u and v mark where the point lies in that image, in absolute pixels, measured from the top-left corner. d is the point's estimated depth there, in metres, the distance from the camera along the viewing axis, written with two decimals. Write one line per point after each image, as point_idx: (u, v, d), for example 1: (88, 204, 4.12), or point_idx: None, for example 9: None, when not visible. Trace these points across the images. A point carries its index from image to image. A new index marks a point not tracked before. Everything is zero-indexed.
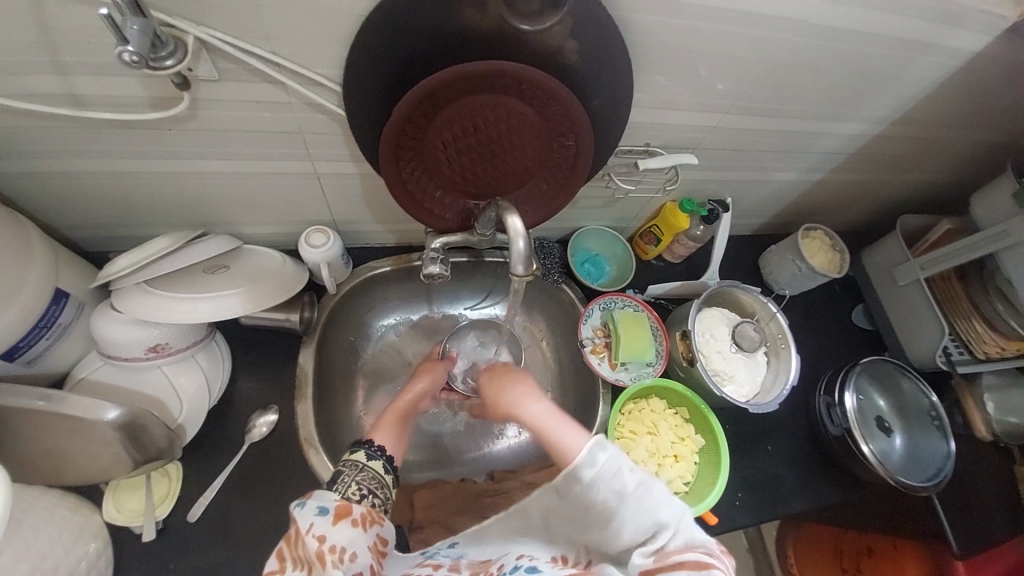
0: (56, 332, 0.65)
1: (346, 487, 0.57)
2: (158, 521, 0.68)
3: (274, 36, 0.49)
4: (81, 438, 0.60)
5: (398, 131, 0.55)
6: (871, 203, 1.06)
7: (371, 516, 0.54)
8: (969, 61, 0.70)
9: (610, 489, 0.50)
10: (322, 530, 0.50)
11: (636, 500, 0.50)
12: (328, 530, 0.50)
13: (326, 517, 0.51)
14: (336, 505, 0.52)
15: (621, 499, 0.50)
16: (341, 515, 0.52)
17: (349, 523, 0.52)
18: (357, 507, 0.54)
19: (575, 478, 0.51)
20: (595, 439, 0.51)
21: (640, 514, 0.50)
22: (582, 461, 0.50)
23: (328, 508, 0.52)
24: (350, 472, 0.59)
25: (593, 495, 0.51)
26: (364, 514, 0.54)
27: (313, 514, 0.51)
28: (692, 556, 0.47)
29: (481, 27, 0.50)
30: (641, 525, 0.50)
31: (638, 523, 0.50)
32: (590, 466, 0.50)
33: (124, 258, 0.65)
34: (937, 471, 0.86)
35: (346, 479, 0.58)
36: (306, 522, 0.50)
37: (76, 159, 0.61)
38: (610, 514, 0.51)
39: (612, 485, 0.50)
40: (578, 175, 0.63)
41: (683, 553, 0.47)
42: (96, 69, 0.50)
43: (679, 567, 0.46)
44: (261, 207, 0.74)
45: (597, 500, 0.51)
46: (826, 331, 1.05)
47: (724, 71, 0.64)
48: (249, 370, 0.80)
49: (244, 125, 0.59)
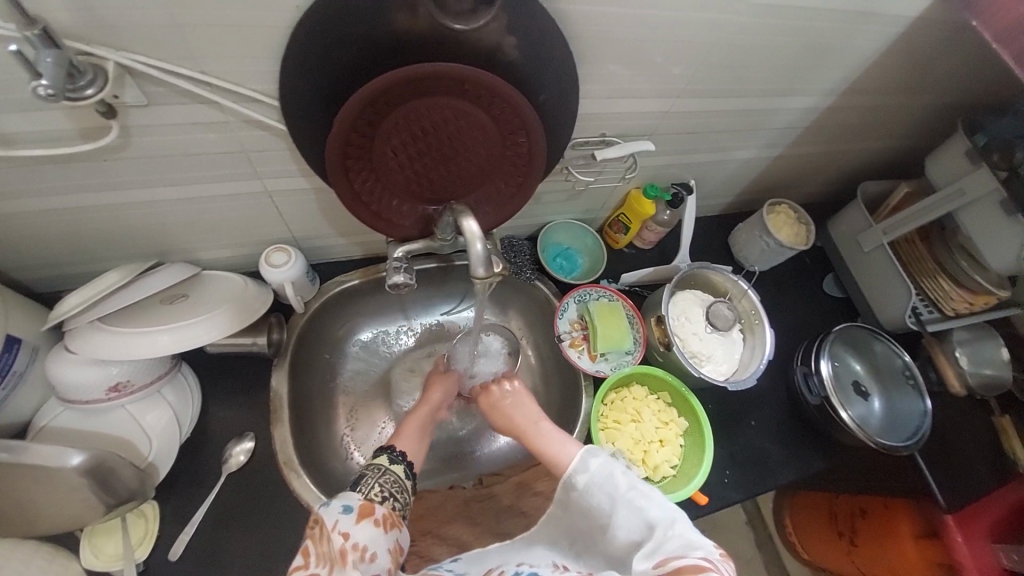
0: (11, 380, 0.62)
1: (370, 487, 0.58)
2: (138, 563, 0.66)
3: (202, 56, 0.47)
4: (45, 488, 0.58)
5: (343, 141, 0.54)
6: (832, 173, 1.07)
7: (392, 518, 0.55)
8: (910, 27, 0.71)
9: (603, 494, 0.55)
10: (346, 527, 0.51)
11: (625, 500, 0.54)
12: (352, 527, 0.51)
13: (350, 515, 0.52)
14: (360, 504, 0.54)
15: (613, 502, 0.54)
16: (364, 515, 0.53)
17: (371, 522, 0.53)
18: (378, 508, 0.55)
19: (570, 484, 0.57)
20: (585, 449, 0.58)
21: (630, 515, 0.53)
22: (573, 467, 0.57)
23: (352, 507, 0.53)
24: (374, 474, 0.60)
25: (590, 500, 0.56)
26: (385, 516, 0.55)
27: (339, 511, 0.52)
28: (687, 561, 0.46)
29: (416, 30, 0.49)
30: (636, 529, 0.52)
31: (631, 525, 0.52)
32: (581, 471, 0.57)
33: (74, 296, 0.63)
34: (916, 430, 0.87)
35: (369, 481, 0.59)
36: (333, 517, 0.52)
37: (11, 200, 0.58)
38: (606, 519, 0.54)
39: (604, 489, 0.55)
40: (533, 172, 0.62)
41: (679, 560, 0.46)
42: (18, 105, 0.48)
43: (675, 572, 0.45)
44: (216, 231, 0.72)
45: (593, 505, 0.56)
46: (799, 303, 1.06)
47: (671, 55, 0.64)
48: (221, 399, 0.78)
49: (186, 149, 0.57)
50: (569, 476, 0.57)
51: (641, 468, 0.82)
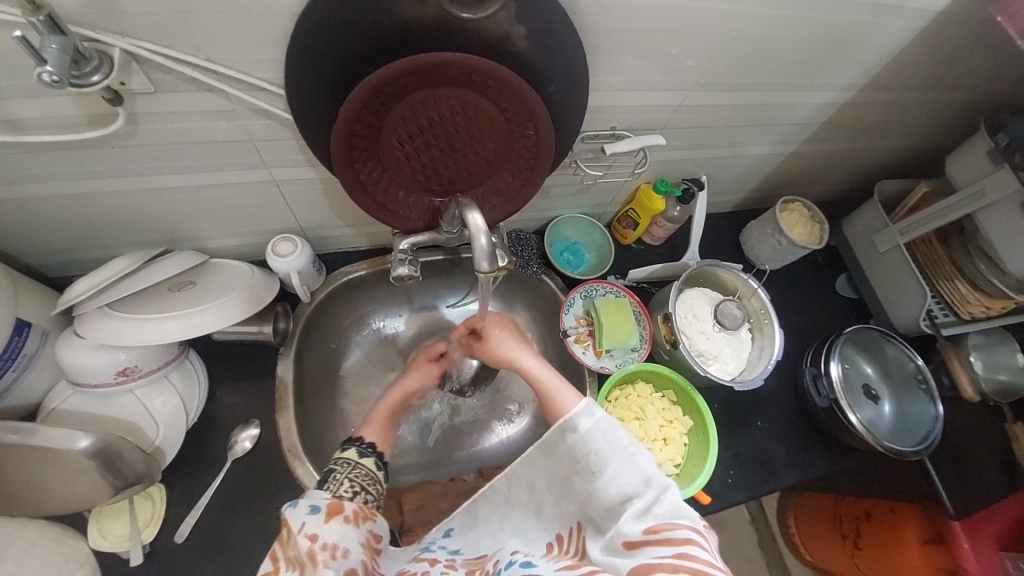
0: (21, 362, 0.64)
1: (339, 484, 0.57)
2: (144, 544, 0.68)
3: (208, 43, 0.47)
4: (55, 469, 0.59)
5: (349, 132, 0.53)
6: (849, 171, 1.04)
7: (363, 512, 0.55)
8: (934, 20, 0.69)
9: (603, 441, 0.53)
10: (314, 528, 0.50)
11: (626, 455, 0.53)
12: (321, 527, 0.50)
13: (317, 516, 0.51)
14: (327, 503, 0.53)
15: (612, 452, 0.53)
16: (333, 513, 0.53)
17: (340, 520, 0.52)
18: (348, 504, 0.55)
19: (563, 432, 0.55)
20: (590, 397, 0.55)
21: (629, 469, 0.52)
22: (579, 410, 0.54)
23: (318, 506, 0.52)
24: (344, 469, 0.60)
25: (586, 445, 0.54)
26: (355, 511, 0.54)
27: (305, 513, 0.51)
28: (676, 531, 0.48)
29: (423, 19, 0.48)
30: (630, 483, 0.52)
31: (627, 479, 0.52)
32: (587, 415, 0.54)
33: (83, 282, 0.63)
34: (926, 435, 0.86)
35: (337, 476, 0.58)
36: (299, 520, 0.50)
37: (21, 185, 0.59)
38: (600, 468, 0.53)
39: (604, 439, 0.53)
40: (542, 165, 0.61)
41: (669, 529, 0.48)
42: (26, 91, 0.48)
43: (663, 543, 0.47)
44: (225, 220, 0.72)
45: (589, 451, 0.54)
46: (810, 302, 1.04)
47: (685, 47, 0.62)
48: (227, 385, 0.78)
49: (193, 138, 0.57)
50: (571, 419, 0.55)
51: None
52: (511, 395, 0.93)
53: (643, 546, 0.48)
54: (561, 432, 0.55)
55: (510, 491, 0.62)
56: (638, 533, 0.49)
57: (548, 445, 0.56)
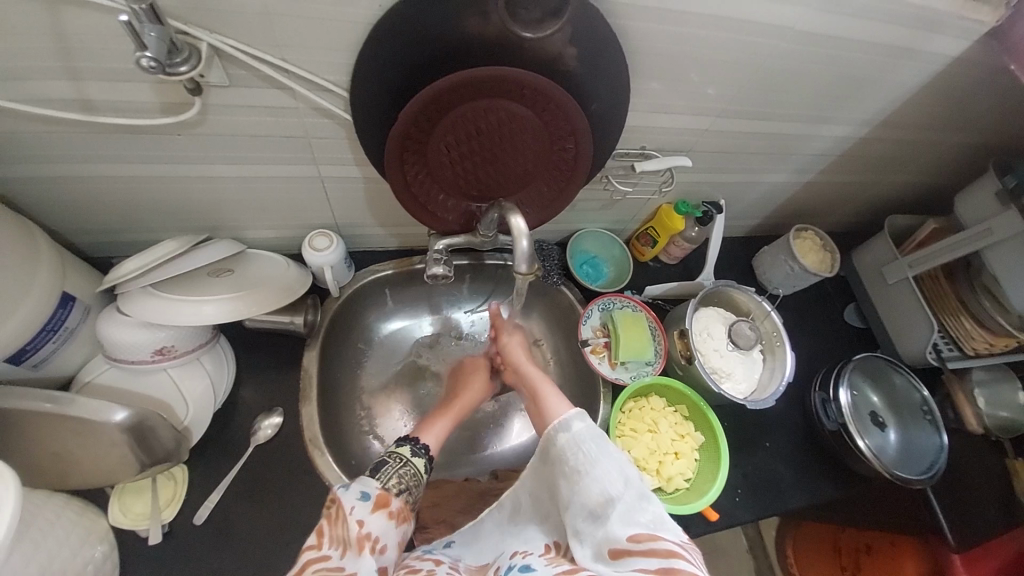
0: (62, 335, 0.65)
1: (388, 478, 0.58)
2: (164, 524, 0.68)
3: (285, 43, 0.51)
4: (89, 440, 0.61)
5: (403, 134, 0.57)
6: (861, 203, 1.08)
7: (405, 512, 0.56)
8: (952, 65, 0.73)
9: (591, 447, 0.55)
10: (362, 515, 0.52)
11: (612, 462, 0.53)
12: (367, 516, 0.52)
13: (367, 503, 0.53)
14: (377, 493, 0.55)
15: (598, 456, 0.54)
16: (380, 505, 0.54)
17: (385, 513, 0.54)
18: (395, 500, 0.56)
19: (553, 435, 0.57)
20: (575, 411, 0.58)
21: (614, 477, 0.52)
22: (570, 415, 0.57)
23: (370, 495, 0.54)
24: (394, 464, 0.60)
25: (576, 447, 0.55)
26: (400, 509, 0.56)
27: (356, 497, 0.53)
28: (662, 543, 0.47)
29: (485, 35, 0.52)
30: (614, 491, 0.51)
31: (612, 488, 0.52)
32: (576, 420, 0.57)
33: (132, 261, 0.66)
34: (930, 464, 0.87)
35: (389, 470, 0.59)
36: (349, 503, 0.52)
37: (84, 164, 0.62)
38: (585, 474, 0.53)
39: (592, 443, 0.55)
40: (577, 175, 0.65)
41: (654, 540, 0.47)
42: (110, 75, 0.51)
43: (649, 553, 0.46)
44: (267, 211, 0.75)
45: (577, 453, 0.55)
46: (819, 329, 1.07)
47: (717, 76, 0.67)
48: (252, 374, 0.80)
49: (253, 130, 0.60)
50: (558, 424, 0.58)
51: (654, 478, 0.82)
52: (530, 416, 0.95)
53: (627, 555, 0.47)
54: (553, 433, 0.57)
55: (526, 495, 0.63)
56: (623, 540, 0.48)
57: (542, 446, 0.58)
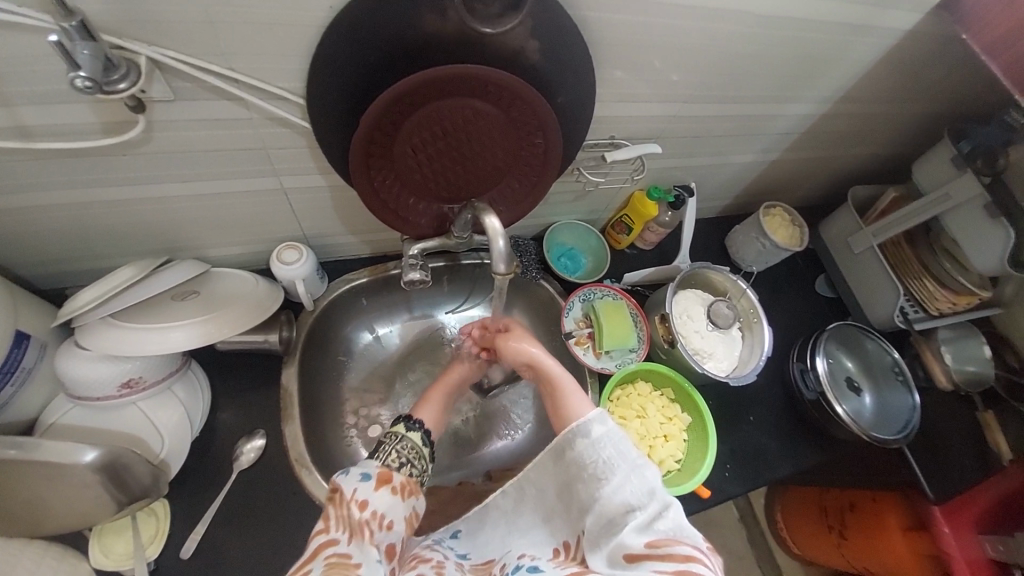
0: (19, 376, 0.61)
1: (387, 455, 0.59)
2: (149, 561, 0.66)
3: (233, 53, 0.48)
4: (57, 485, 0.58)
5: (367, 140, 0.55)
6: (825, 177, 1.11)
7: (410, 487, 0.58)
8: (902, 39, 0.75)
9: (614, 451, 0.54)
10: (365, 495, 0.54)
11: (634, 467, 0.53)
12: (371, 494, 0.54)
13: (369, 483, 0.55)
14: (378, 471, 0.56)
15: (620, 463, 0.54)
16: (383, 482, 0.56)
17: (389, 489, 0.56)
18: (398, 475, 0.57)
19: (570, 441, 0.56)
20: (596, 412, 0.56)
21: (636, 481, 0.53)
22: (592, 417, 0.56)
23: (371, 474, 0.56)
24: (391, 441, 0.60)
25: (595, 453, 0.55)
26: (403, 485, 0.57)
27: (357, 480, 0.55)
28: (679, 547, 0.48)
29: (444, 33, 0.50)
30: (634, 495, 0.52)
31: (633, 492, 0.52)
32: (599, 423, 0.56)
33: (87, 292, 0.62)
34: (904, 424, 0.91)
35: (387, 447, 0.60)
36: (350, 487, 0.54)
37: (23, 193, 0.58)
38: (607, 477, 0.53)
39: (613, 451, 0.54)
40: (549, 169, 0.64)
41: (671, 545, 0.48)
42: (42, 97, 0.48)
43: (665, 558, 0.48)
44: (229, 228, 0.72)
45: (598, 460, 0.54)
46: (794, 303, 1.10)
47: (680, 61, 0.66)
48: (230, 397, 0.77)
49: (207, 145, 0.57)
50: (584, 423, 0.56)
51: None
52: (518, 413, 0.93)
53: (643, 560, 0.48)
54: (571, 438, 0.56)
55: (521, 495, 0.63)
56: (639, 545, 0.49)
57: (558, 451, 0.57)
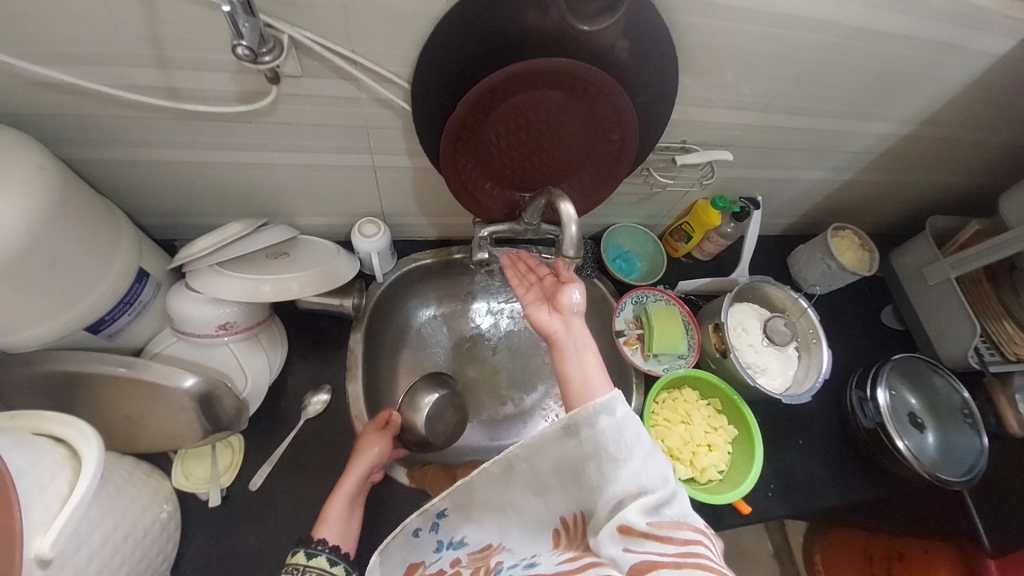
0: (136, 308, 0.70)
1: None
2: (221, 488, 0.73)
3: (356, 37, 0.54)
4: (159, 405, 0.66)
5: (459, 125, 0.59)
6: (902, 203, 1.07)
7: None
8: (1001, 62, 0.72)
9: (632, 435, 0.50)
10: None
11: (648, 451, 0.50)
12: None
13: None
14: None
15: (637, 448, 0.49)
16: None
17: None
18: None
19: (588, 419, 0.50)
20: (615, 394, 0.51)
21: (648, 465, 0.49)
22: (613, 399, 0.51)
23: None
24: None
25: (613, 435, 0.50)
26: None
27: None
28: (681, 532, 0.45)
29: (544, 28, 0.55)
30: (647, 478, 0.48)
31: (645, 475, 0.48)
32: (620, 404, 0.51)
33: (204, 240, 0.70)
34: (970, 466, 0.86)
35: None
36: None
37: (162, 149, 0.67)
38: (621, 459, 0.49)
39: (633, 435, 0.50)
40: (622, 165, 0.67)
41: (674, 528, 0.45)
42: (196, 65, 0.56)
43: (667, 540, 0.44)
44: (321, 199, 0.79)
45: (614, 441, 0.50)
46: (855, 330, 1.06)
47: (761, 72, 0.68)
48: (302, 353, 0.84)
49: (318, 119, 0.64)
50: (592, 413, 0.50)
51: (688, 469, 0.83)
52: (551, 405, 0.96)
53: (644, 538, 0.44)
54: (590, 416, 0.50)
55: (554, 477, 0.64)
56: (642, 524, 0.45)
57: (569, 430, 0.51)
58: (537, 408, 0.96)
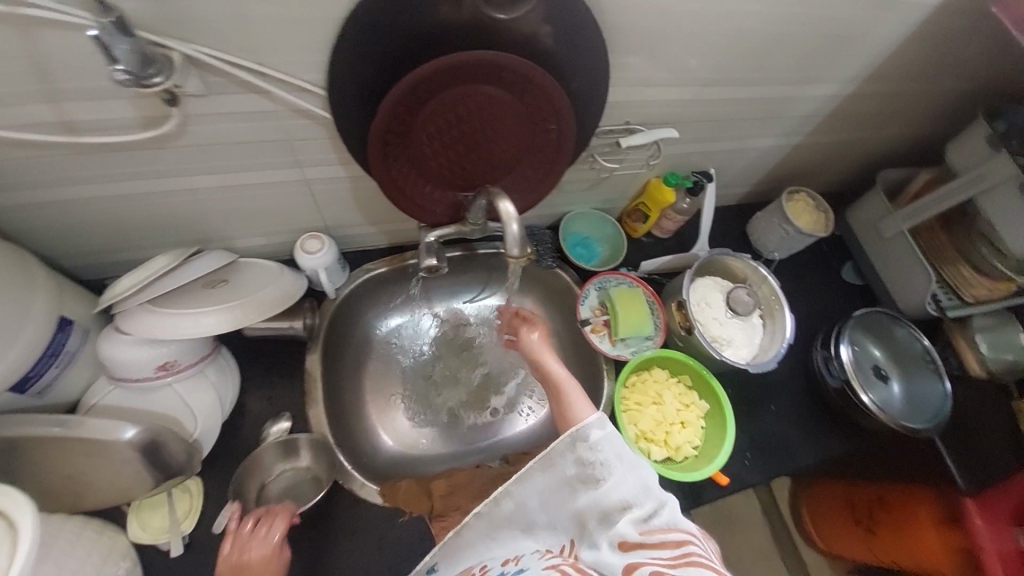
0: (64, 358, 0.65)
1: None
2: (184, 536, 0.69)
3: (259, 47, 0.50)
4: (101, 460, 0.62)
5: (383, 130, 0.56)
6: (853, 161, 1.08)
7: None
8: (933, 13, 0.72)
9: (613, 453, 0.49)
10: None
11: (631, 464, 0.49)
12: None
13: None
14: None
15: (620, 464, 0.48)
16: None
17: None
18: None
19: (569, 445, 0.50)
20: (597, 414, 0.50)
21: (631, 477, 0.48)
22: (591, 420, 0.50)
23: None
24: None
25: (594, 456, 0.49)
26: None
27: None
28: (672, 534, 0.44)
29: (460, 20, 0.51)
30: (632, 491, 0.47)
31: (630, 489, 0.47)
32: (598, 426, 0.50)
33: (129, 278, 0.66)
34: (935, 413, 0.88)
35: None
36: None
37: (69, 186, 0.62)
38: (603, 477, 0.48)
39: (614, 452, 0.49)
40: (562, 155, 0.64)
41: (664, 532, 0.45)
42: (86, 94, 0.51)
43: (661, 545, 0.44)
44: (256, 219, 0.75)
45: (595, 461, 0.49)
46: (817, 291, 1.07)
47: (696, 45, 0.66)
48: (258, 381, 0.81)
49: (235, 138, 0.60)
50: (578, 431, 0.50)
51: (663, 449, 0.83)
52: (524, 402, 0.95)
53: (639, 548, 0.44)
54: (572, 442, 0.50)
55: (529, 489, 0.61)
56: (634, 534, 0.45)
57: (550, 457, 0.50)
58: (510, 407, 0.94)
